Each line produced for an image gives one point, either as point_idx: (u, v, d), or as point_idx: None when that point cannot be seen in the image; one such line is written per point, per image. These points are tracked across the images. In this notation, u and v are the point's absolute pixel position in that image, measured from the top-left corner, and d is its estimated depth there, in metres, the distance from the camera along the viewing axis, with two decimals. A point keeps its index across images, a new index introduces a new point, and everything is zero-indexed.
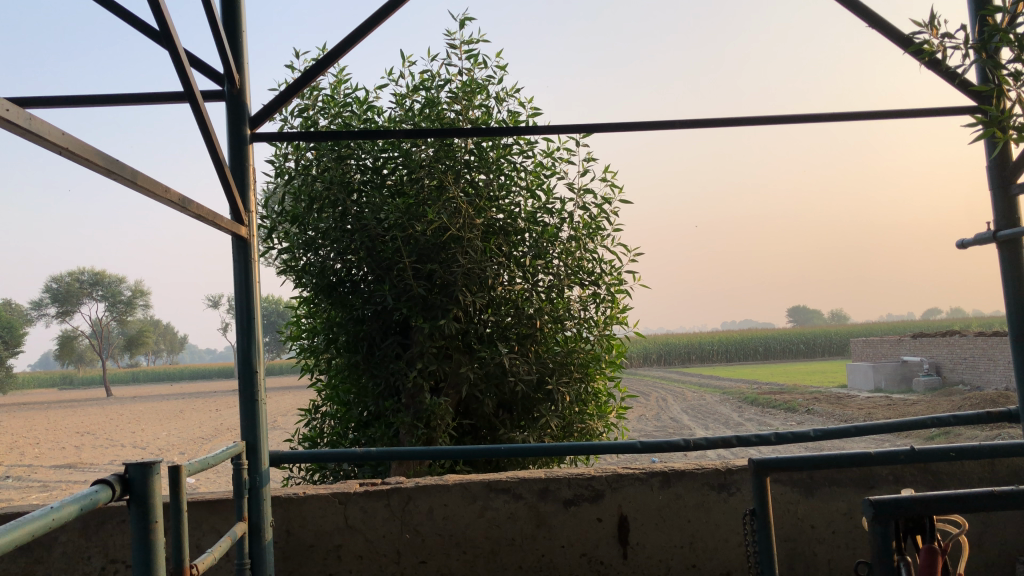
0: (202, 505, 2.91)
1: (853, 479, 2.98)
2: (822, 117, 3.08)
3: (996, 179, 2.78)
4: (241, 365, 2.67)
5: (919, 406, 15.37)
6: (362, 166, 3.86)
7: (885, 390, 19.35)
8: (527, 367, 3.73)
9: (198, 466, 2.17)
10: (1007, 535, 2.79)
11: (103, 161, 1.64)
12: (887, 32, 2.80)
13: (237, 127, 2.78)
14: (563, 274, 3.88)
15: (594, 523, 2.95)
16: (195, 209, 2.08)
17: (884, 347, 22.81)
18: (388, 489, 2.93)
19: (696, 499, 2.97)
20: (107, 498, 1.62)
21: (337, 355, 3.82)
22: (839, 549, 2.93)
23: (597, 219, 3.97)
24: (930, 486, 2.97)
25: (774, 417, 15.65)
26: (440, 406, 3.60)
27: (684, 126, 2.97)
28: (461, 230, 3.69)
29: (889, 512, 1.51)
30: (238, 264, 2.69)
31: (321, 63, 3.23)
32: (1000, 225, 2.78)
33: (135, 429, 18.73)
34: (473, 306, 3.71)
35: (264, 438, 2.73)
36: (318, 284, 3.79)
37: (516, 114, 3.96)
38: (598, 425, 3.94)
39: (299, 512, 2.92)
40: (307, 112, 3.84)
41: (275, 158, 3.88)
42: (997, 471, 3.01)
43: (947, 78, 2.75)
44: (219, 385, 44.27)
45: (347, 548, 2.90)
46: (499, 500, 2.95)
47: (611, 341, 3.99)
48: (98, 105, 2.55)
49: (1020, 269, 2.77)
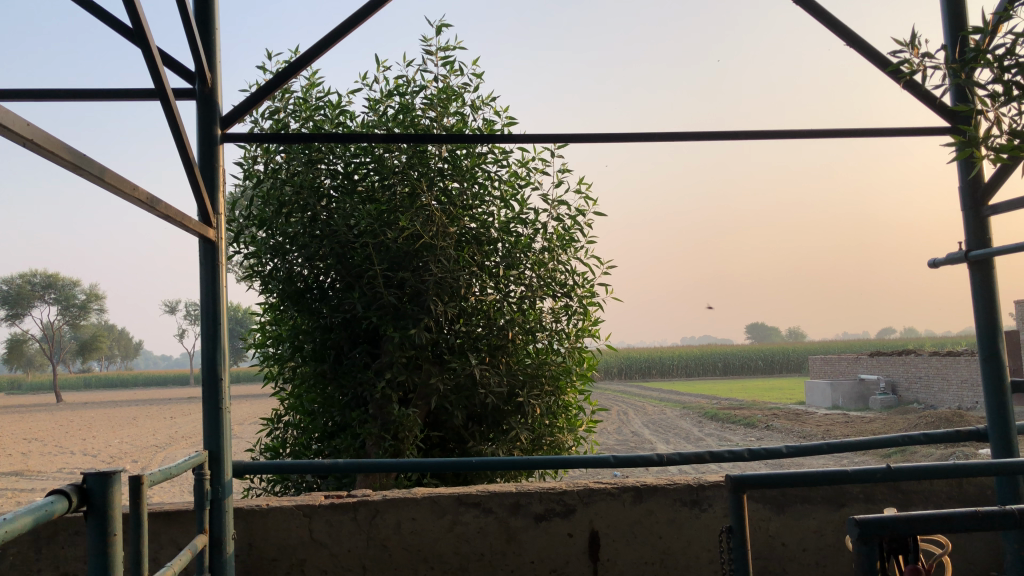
0: (160, 516, 2.80)
1: (825, 497, 2.96)
2: (798, 135, 3.09)
3: (969, 200, 2.80)
4: (206, 372, 2.58)
5: (876, 424, 15.58)
6: (332, 171, 3.78)
7: (842, 407, 19.62)
8: (498, 379, 3.68)
9: (159, 476, 2.09)
10: (975, 554, 2.80)
11: (70, 155, 1.56)
12: (865, 51, 2.81)
13: (208, 126, 2.70)
14: (535, 285, 3.84)
15: (565, 539, 2.90)
16: (163, 209, 2.00)
17: (841, 365, 23.15)
18: (354, 502, 2.85)
19: (668, 515, 2.94)
20: (62, 510, 1.53)
21: (303, 363, 3.72)
22: (809, 567, 2.91)
23: (571, 231, 3.94)
24: (899, 504, 2.97)
25: (734, 432, 15.76)
26: (408, 418, 3.53)
27: (662, 140, 2.96)
28: (434, 238, 3.65)
29: (874, 532, 1.47)
30: (205, 267, 2.61)
31: (295, 66, 3.16)
32: (972, 246, 2.80)
33: (85, 435, 18.28)
34: (444, 316, 3.66)
35: (228, 448, 2.63)
36: (285, 290, 3.69)
37: (491, 123, 3.93)
38: (567, 438, 3.90)
39: (262, 524, 2.83)
40: (279, 114, 3.76)
41: (243, 160, 3.79)
42: (965, 490, 3.02)
43: (923, 99, 2.76)
44: (172, 392, 43.53)
45: (312, 563, 2.82)
46: (469, 514, 2.88)
47: (583, 354, 3.95)
48: (62, 100, 2.46)
49: (991, 290, 2.80)
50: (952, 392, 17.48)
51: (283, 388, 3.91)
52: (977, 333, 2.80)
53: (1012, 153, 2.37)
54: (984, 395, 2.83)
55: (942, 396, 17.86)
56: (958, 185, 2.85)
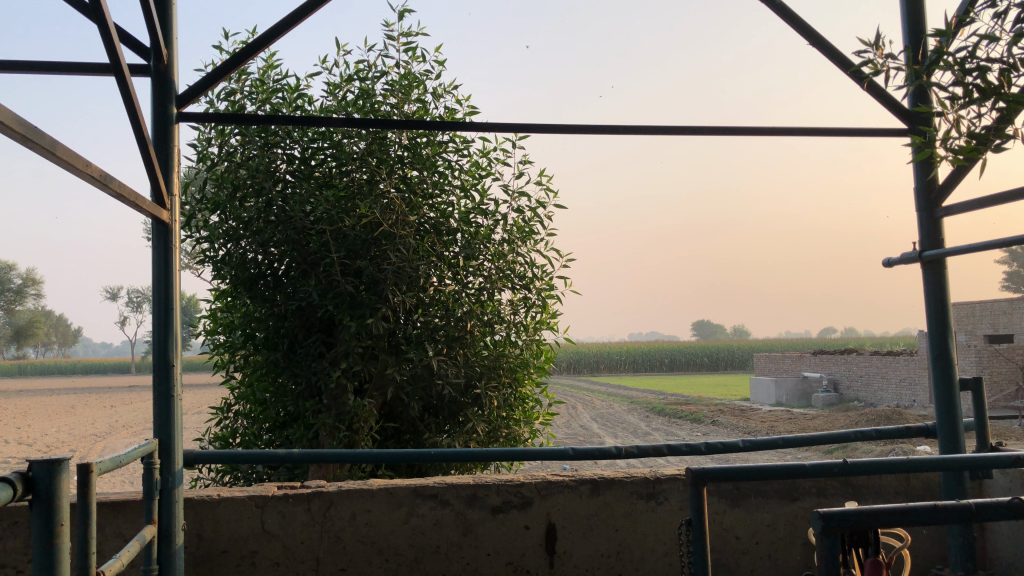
0: (106, 507, 2.71)
1: (778, 491, 2.99)
2: (759, 133, 3.11)
3: (923, 201, 2.86)
4: (157, 359, 2.51)
5: (818, 420, 15.93)
6: (289, 156, 3.69)
7: (785, 404, 20.03)
8: (455, 371, 3.66)
9: (109, 465, 2.01)
10: (921, 547, 2.87)
11: (20, 126, 1.49)
12: (828, 51, 2.84)
13: (162, 104, 2.61)
14: (493, 276, 3.81)
15: (521, 531, 2.89)
16: (116, 186, 1.92)
17: (785, 362, 23.63)
18: (308, 494, 2.80)
19: (624, 508, 2.94)
20: (5, 499, 1.47)
21: (254, 351, 3.64)
22: (762, 560, 2.95)
23: (531, 223, 3.93)
24: (849, 498, 3.02)
25: (681, 427, 15.96)
26: (363, 409, 3.49)
27: (626, 133, 2.96)
28: (393, 227, 3.61)
29: (836, 525, 1.46)
30: (158, 251, 2.53)
31: (253, 46, 3.08)
32: (927, 246, 2.85)
33: (19, 424, 17.74)
34: (402, 305, 3.63)
35: (178, 437, 2.56)
36: (237, 276, 3.60)
37: (453, 112, 3.89)
38: (523, 431, 3.89)
39: (212, 515, 2.76)
40: (235, 96, 3.66)
41: (197, 142, 3.69)
42: (914, 486, 3.09)
43: (883, 100, 2.80)
44: (112, 380, 42.53)
45: (263, 555, 2.76)
46: (425, 506, 2.85)
47: (540, 346, 3.94)
48: (9, 72, 2.35)
49: (943, 290, 2.85)
50: (892, 391, 17.96)
51: (234, 376, 3.82)
52: (928, 331, 2.86)
53: (969, 154, 2.41)
54: (933, 392, 2.88)
55: (881, 394, 18.37)
56: (914, 185, 2.90)
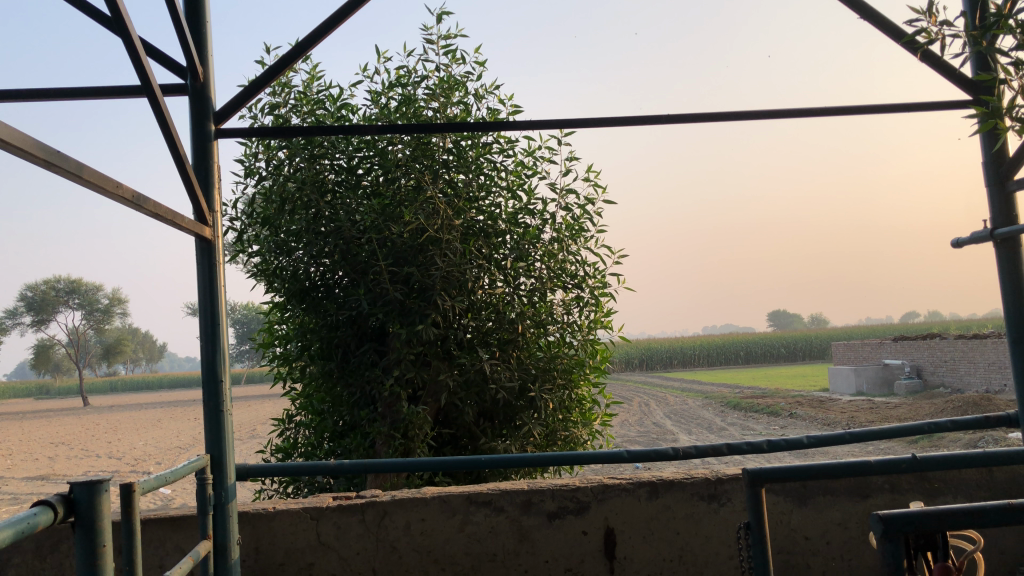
0: (165, 522, 2.74)
1: (848, 488, 2.85)
2: (809, 114, 2.97)
3: (993, 174, 2.67)
4: (206, 374, 2.51)
5: (902, 409, 15.34)
6: (335, 166, 3.70)
7: (868, 393, 19.39)
8: (509, 375, 3.61)
9: (154, 482, 1.99)
10: (1007, 543, 2.70)
11: (41, 152, 1.48)
12: (879, 22, 2.68)
13: (200, 122, 2.63)
14: (545, 277, 3.75)
15: (579, 537, 2.81)
16: (151, 207, 1.93)
17: (865, 350, 22.88)
18: (362, 504, 2.78)
19: (685, 511, 2.84)
20: (47, 522, 1.46)
21: (310, 363, 3.66)
22: (834, 561, 2.80)
23: (580, 220, 3.85)
24: (926, 494, 2.86)
25: (757, 421, 15.58)
26: (417, 415, 3.45)
27: (669, 121, 2.86)
28: (439, 232, 3.56)
29: (899, 528, 1.33)
30: (202, 267, 2.54)
31: (290, 58, 3.07)
32: (998, 223, 2.66)
33: (107, 438, 18.48)
34: (452, 310, 3.58)
35: (231, 451, 2.57)
36: (290, 288, 3.62)
37: (496, 112, 3.85)
38: (582, 433, 3.83)
39: (269, 528, 2.77)
40: (279, 110, 3.69)
41: (245, 157, 3.72)
42: (996, 479, 2.90)
43: (942, 70, 2.63)
44: (194, 393, 43.96)
45: (320, 567, 2.75)
46: (480, 514, 2.80)
47: (595, 346, 3.86)
48: (52, 100, 2.39)
49: (1019, 269, 2.66)
50: (980, 374, 17.15)
51: (292, 387, 3.84)
52: (1005, 313, 2.67)
53: None
54: (1015, 379, 2.69)
55: (968, 380, 17.58)
56: (981, 159, 2.72)
